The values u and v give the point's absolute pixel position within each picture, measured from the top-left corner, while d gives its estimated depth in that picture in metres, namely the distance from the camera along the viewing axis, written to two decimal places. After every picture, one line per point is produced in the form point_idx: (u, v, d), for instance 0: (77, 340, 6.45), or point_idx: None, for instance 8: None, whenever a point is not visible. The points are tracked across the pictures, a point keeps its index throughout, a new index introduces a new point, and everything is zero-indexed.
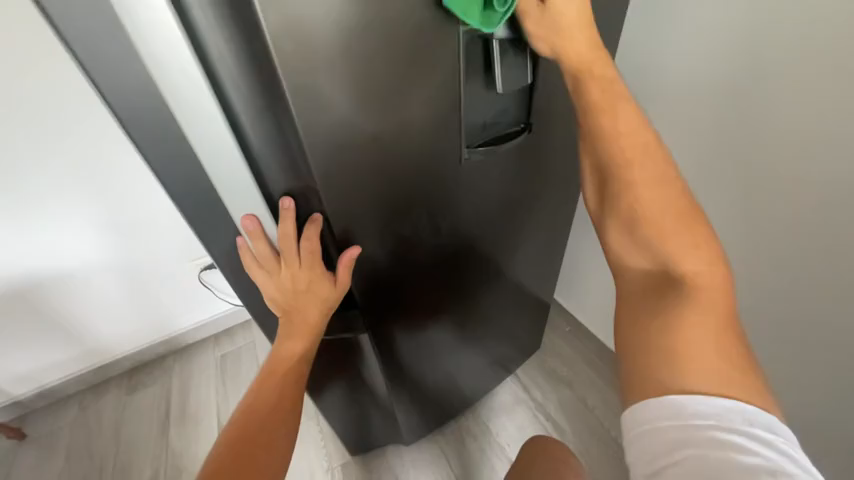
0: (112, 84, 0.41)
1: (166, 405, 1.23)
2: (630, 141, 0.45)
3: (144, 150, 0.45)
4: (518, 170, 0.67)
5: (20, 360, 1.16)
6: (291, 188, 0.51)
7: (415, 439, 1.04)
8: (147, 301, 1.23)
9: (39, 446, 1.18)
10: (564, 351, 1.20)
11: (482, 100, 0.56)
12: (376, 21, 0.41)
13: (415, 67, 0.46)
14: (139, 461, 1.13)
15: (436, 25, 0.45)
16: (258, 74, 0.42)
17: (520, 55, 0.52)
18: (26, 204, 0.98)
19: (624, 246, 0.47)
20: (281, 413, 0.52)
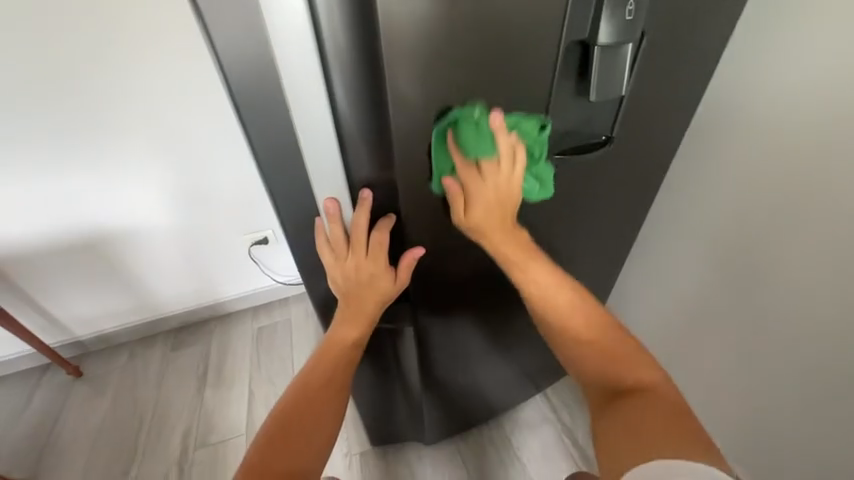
0: (236, 63, 0.42)
1: (205, 366, 1.30)
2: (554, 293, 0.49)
3: (248, 125, 0.47)
4: (591, 183, 0.66)
5: (84, 304, 1.26)
6: (374, 180, 0.53)
7: (436, 441, 1.03)
8: (202, 266, 1.31)
9: (91, 384, 1.28)
10: None
11: (571, 105, 0.55)
12: (485, 22, 0.43)
13: (511, 68, 0.48)
14: (175, 414, 1.20)
15: (544, 27, 0.46)
16: (370, 71, 0.44)
17: (616, 57, 0.48)
18: (109, 163, 1.07)
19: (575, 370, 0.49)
20: (330, 396, 0.52)
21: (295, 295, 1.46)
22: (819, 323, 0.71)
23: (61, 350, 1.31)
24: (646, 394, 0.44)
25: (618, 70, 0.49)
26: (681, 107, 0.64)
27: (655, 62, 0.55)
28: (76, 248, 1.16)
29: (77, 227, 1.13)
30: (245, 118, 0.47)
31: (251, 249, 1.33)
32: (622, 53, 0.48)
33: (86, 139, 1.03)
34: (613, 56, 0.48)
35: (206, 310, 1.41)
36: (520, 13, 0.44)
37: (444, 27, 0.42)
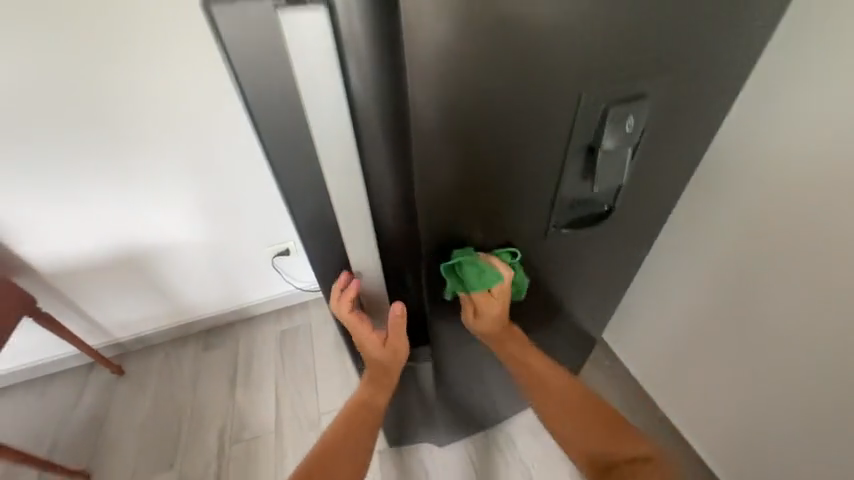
0: (270, 120, 0.46)
1: (234, 367, 1.42)
2: (543, 377, 0.68)
3: (280, 173, 0.50)
4: (593, 236, 0.74)
5: (124, 310, 1.37)
6: (399, 228, 0.56)
7: (448, 440, 1.14)
8: (230, 275, 1.41)
9: (132, 382, 1.40)
10: (598, 382, 1.23)
11: (578, 189, 0.62)
12: (506, 124, 0.49)
13: (527, 162, 0.55)
14: (209, 411, 1.32)
15: (557, 132, 0.53)
16: (395, 129, 0.46)
17: (619, 153, 0.57)
18: (142, 186, 1.13)
19: (568, 439, 0.63)
20: (351, 443, 0.62)
21: (315, 301, 1.56)
22: (802, 354, 0.76)
23: (103, 350, 1.43)
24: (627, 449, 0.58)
25: (618, 169, 0.59)
26: (680, 164, 0.70)
27: (654, 144, 0.62)
28: (113, 263, 1.23)
29: (111, 243, 1.19)
30: (278, 167, 0.50)
31: (274, 259, 1.42)
32: (623, 153, 0.57)
33: (120, 165, 1.09)
34: (615, 159, 0.57)
35: (233, 314, 1.52)
36: (537, 123, 0.51)
37: (465, 107, 0.45)
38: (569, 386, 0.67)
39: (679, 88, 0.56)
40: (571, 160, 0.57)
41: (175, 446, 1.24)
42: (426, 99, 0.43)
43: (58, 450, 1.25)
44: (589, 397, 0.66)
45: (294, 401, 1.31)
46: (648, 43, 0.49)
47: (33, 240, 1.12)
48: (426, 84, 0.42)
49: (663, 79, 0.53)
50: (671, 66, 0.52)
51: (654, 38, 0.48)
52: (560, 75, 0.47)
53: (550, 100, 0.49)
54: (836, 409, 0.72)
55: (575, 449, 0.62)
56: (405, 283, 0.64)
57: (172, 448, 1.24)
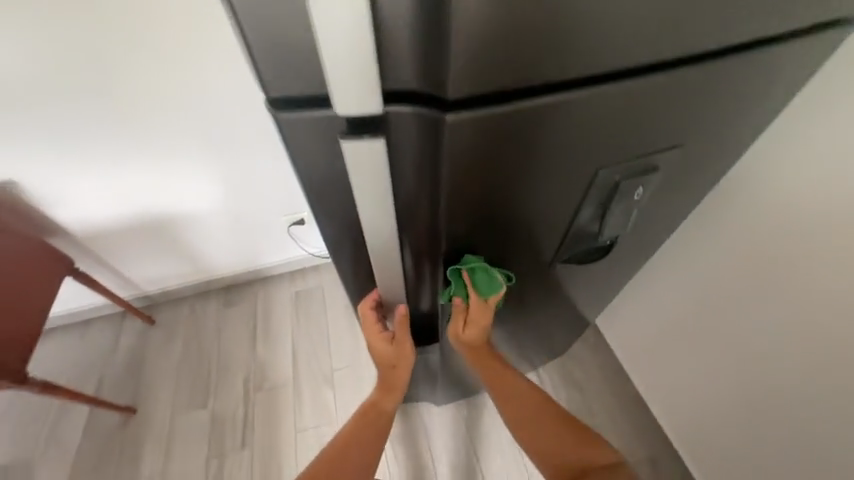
0: (307, 153, 0.48)
1: (254, 322, 1.55)
2: (515, 389, 0.74)
3: (315, 198, 0.54)
4: (589, 257, 0.83)
5: (152, 268, 1.47)
6: (424, 249, 0.62)
7: (446, 402, 1.28)
8: (249, 241, 1.49)
9: (162, 330, 1.54)
10: (585, 359, 1.36)
11: (585, 236, 0.70)
12: (532, 193, 0.56)
13: (546, 219, 0.62)
14: (233, 360, 1.47)
15: (576, 198, 0.60)
16: (431, 163, 0.48)
17: (627, 212, 0.64)
18: (165, 155, 1.16)
19: (537, 448, 0.69)
20: (356, 447, 0.67)
21: (327, 267, 1.66)
22: (774, 359, 0.84)
23: (133, 301, 1.56)
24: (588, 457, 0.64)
25: (623, 223, 0.66)
26: (689, 190, 0.73)
27: (663, 191, 0.68)
28: (139, 225, 1.30)
29: (139, 208, 1.25)
30: (313, 192, 0.53)
31: (290, 227, 1.48)
32: (629, 213, 0.65)
33: (144, 135, 1.11)
34: (621, 216, 0.65)
35: (251, 274, 1.63)
36: (560, 192, 0.58)
37: (501, 182, 0.52)
38: (540, 397, 0.73)
39: (688, 156, 0.62)
40: (583, 217, 0.64)
41: (205, 388, 1.40)
42: (463, 142, 0.46)
43: (103, 386, 1.41)
44: (558, 409, 0.72)
45: (310, 356, 1.46)
46: (667, 130, 0.54)
47: (67, 203, 1.19)
48: (463, 133, 0.44)
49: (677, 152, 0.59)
50: (684, 144, 0.58)
51: (673, 127, 0.54)
52: (584, 157, 0.53)
53: (572, 176, 0.55)
54: (791, 406, 0.83)
55: (543, 457, 0.68)
56: (424, 287, 0.72)
57: (202, 389, 1.40)
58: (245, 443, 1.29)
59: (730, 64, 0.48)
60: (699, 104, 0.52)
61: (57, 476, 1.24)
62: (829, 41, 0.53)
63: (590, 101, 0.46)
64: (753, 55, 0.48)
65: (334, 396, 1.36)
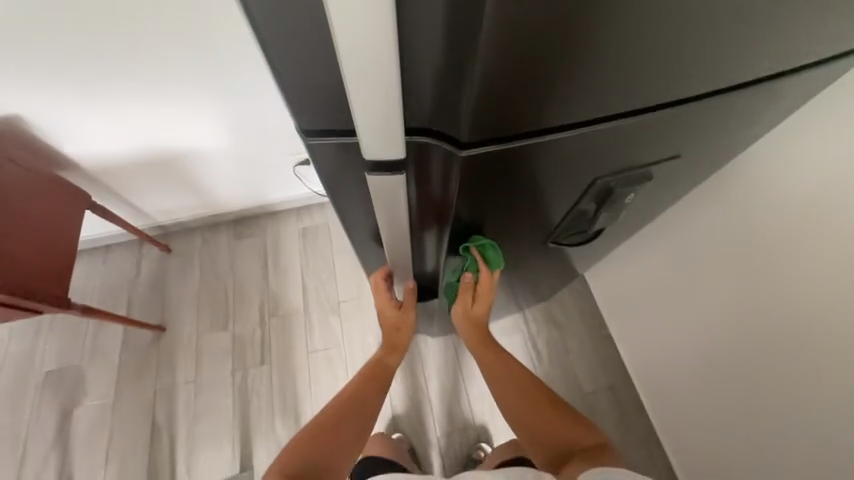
0: (304, 85, 0.47)
1: (265, 255, 1.65)
2: (514, 372, 0.86)
3: (316, 136, 0.54)
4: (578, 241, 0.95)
5: (162, 200, 1.51)
6: (435, 197, 0.65)
7: (440, 333, 1.44)
8: (256, 178, 1.51)
9: (179, 258, 1.65)
10: (568, 303, 1.50)
11: (577, 225, 0.84)
12: (545, 189, 0.68)
13: (550, 207, 0.75)
14: (248, 288, 1.60)
15: (578, 196, 0.73)
16: (447, 99, 0.48)
17: (613, 213, 0.79)
18: (167, 92, 1.13)
19: (530, 423, 0.80)
20: (361, 404, 0.79)
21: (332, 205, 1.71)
22: (734, 319, 0.95)
23: (149, 231, 1.64)
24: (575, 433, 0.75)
25: (611, 219, 0.80)
26: (690, 162, 0.76)
27: (656, 183, 0.79)
28: (147, 160, 1.31)
29: (147, 146, 1.26)
30: (312, 130, 0.53)
31: (296, 167, 1.50)
32: (615, 214, 0.79)
33: (142, 70, 1.06)
34: (611, 214, 0.79)
35: (259, 209, 1.68)
36: (568, 190, 0.70)
37: (524, 178, 0.63)
38: (535, 381, 0.84)
39: (674, 165, 0.73)
40: (578, 214, 0.78)
41: (225, 312, 1.56)
42: (487, 83, 0.45)
43: (132, 307, 1.56)
44: (550, 392, 0.83)
45: (318, 288, 1.59)
46: (649, 151, 0.66)
47: (75, 139, 1.19)
48: (491, 74, 0.44)
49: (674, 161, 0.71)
50: (665, 160, 0.70)
51: (654, 149, 0.66)
52: (580, 174, 0.66)
53: (569, 186, 0.68)
54: (739, 358, 0.96)
55: (534, 431, 0.79)
56: (429, 232, 0.75)
57: (223, 314, 1.56)
58: (265, 360, 1.48)
59: (700, 105, 0.59)
60: (676, 133, 0.63)
61: (106, 379, 1.44)
62: (792, 81, 0.62)
63: (584, 137, 0.58)
64: (721, 96, 0.59)
65: (341, 324, 1.53)
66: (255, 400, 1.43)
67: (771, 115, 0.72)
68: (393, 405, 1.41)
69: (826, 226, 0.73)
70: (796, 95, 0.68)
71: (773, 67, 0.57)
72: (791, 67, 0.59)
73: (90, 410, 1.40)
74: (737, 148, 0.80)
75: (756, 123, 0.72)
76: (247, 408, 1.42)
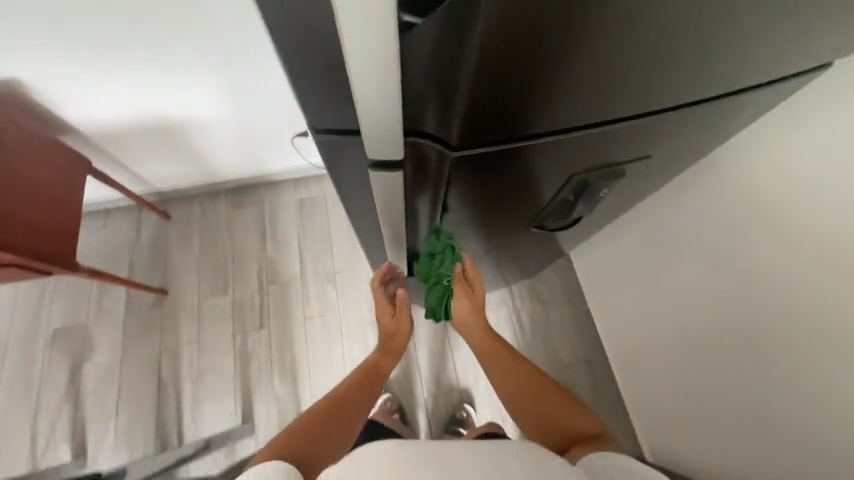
0: (308, 68, 0.45)
1: (263, 225, 1.69)
2: (511, 366, 0.86)
3: (316, 119, 0.52)
4: (560, 227, 1.01)
5: (160, 167, 1.53)
6: (430, 183, 0.67)
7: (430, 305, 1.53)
8: (254, 149, 1.53)
9: (178, 224, 1.68)
10: (552, 280, 1.58)
11: (557, 213, 0.91)
12: (530, 180, 0.74)
13: (533, 195, 0.82)
14: (246, 256, 1.66)
15: (559, 189, 0.80)
16: (446, 83, 0.48)
17: (588, 202, 0.87)
18: (165, 60, 1.12)
19: (530, 413, 0.79)
20: (354, 404, 0.79)
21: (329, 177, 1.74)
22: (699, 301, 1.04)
23: (147, 197, 1.66)
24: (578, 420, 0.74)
25: (587, 208, 0.90)
26: (666, 153, 0.81)
27: (633, 174, 0.86)
28: (146, 127, 1.32)
29: (146, 114, 1.27)
30: (312, 112, 0.51)
31: (294, 139, 1.51)
32: (591, 202, 0.88)
33: (140, 38, 1.05)
34: (586, 204, 0.88)
35: (257, 179, 1.71)
36: (551, 183, 0.77)
37: (512, 171, 0.70)
38: (533, 372, 0.84)
39: (647, 159, 0.81)
40: (559, 205, 0.86)
41: (225, 279, 1.62)
42: (484, 72, 0.45)
43: (134, 270, 1.62)
44: (548, 381, 0.82)
45: (315, 258, 1.65)
46: (623, 152, 0.74)
47: (74, 105, 1.19)
48: (488, 64, 0.44)
49: (647, 155, 0.79)
50: (635, 159, 0.78)
51: (627, 150, 0.74)
52: (561, 171, 0.73)
53: (552, 182, 0.76)
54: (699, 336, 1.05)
55: (536, 423, 0.77)
56: (423, 213, 0.79)
57: (223, 280, 1.62)
58: (264, 324, 1.57)
59: (668, 115, 0.66)
60: (646, 137, 0.71)
61: (112, 338, 1.52)
62: (749, 96, 0.70)
63: (566, 141, 0.64)
64: (686, 108, 0.67)
65: (336, 293, 1.60)
66: (255, 361, 1.52)
67: (745, 114, 0.77)
68: None
69: (786, 221, 0.79)
70: (755, 107, 0.76)
71: (734, 83, 0.64)
72: (748, 85, 0.67)
73: (98, 365, 1.49)
74: (705, 149, 0.88)
75: (721, 128, 0.79)
76: (247, 367, 1.51)
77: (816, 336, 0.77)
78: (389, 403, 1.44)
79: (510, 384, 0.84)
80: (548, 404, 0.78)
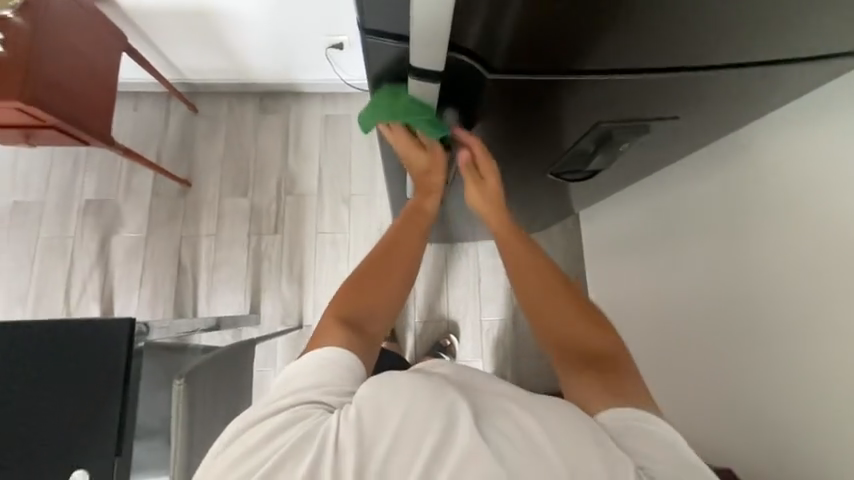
0: None
1: (287, 134, 1.71)
2: (535, 268, 0.67)
3: (366, 18, 0.52)
4: (577, 179, 1.02)
5: (194, 57, 1.52)
6: (461, 106, 0.69)
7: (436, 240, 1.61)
8: (286, 54, 1.50)
9: (206, 120, 1.71)
10: (557, 238, 1.63)
11: (575, 163, 0.92)
12: (554, 122, 0.75)
13: (555, 140, 0.82)
14: (269, 162, 1.70)
15: (581, 136, 0.80)
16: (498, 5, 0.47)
17: (606, 155, 0.88)
18: None
19: (550, 329, 0.64)
20: (381, 298, 0.64)
21: (357, 97, 1.72)
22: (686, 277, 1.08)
23: (178, 86, 1.68)
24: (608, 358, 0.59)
25: (604, 162, 0.91)
26: (697, 116, 0.80)
27: (663, 132, 0.86)
28: (184, 10, 1.29)
29: None
30: (363, 10, 0.51)
31: (328, 50, 1.47)
32: (611, 155, 0.89)
33: None
34: (605, 157, 0.89)
35: (286, 87, 1.70)
36: (575, 128, 0.77)
37: (540, 109, 0.70)
38: (564, 286, 0.66)
39: (677, 120, 0.81)
40: (577, 155, 0.88)
41: (246, 181, 1.69)
42: None
43: (161, 158, 1.68)
44: (578, 299, 0.65)
45: (333, 177, 1.69)
46: (651, 107, 0.74)
47: None
48: None
49: (677, 114, 0.78)
50: (661, 118, 0.78)
51: (657, 105, 0.73)
52: (588, 117, 0.73)
53: (575, 127, 0.76)
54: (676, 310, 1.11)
55: (555, 344, 0.63)
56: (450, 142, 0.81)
57: (244, 181, 1.69)
58: (278, 230, 1.66)
59: (703, 74, 0.66)
60: (677, 95, 0.71)
61: (139, 217, 1.64)
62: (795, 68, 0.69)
63: (599, 84, 0.65)
64: (723, 71, 0.67)
65: (348, 214, 1.67)
66: (266, 261, 1.64)
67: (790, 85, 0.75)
68: None
69: None
70: (785, 85, 0.76)
71: (777, 51, 0.64)
72: (785, 58, 0.67)
73: (125, 239, 1.62)
74: (729, 123, 0.88)
75: (750, 104, 0.80)
76: (258, 266, 1.63)
77: None
78: None
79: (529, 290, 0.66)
80: (575, 325, 0.62)
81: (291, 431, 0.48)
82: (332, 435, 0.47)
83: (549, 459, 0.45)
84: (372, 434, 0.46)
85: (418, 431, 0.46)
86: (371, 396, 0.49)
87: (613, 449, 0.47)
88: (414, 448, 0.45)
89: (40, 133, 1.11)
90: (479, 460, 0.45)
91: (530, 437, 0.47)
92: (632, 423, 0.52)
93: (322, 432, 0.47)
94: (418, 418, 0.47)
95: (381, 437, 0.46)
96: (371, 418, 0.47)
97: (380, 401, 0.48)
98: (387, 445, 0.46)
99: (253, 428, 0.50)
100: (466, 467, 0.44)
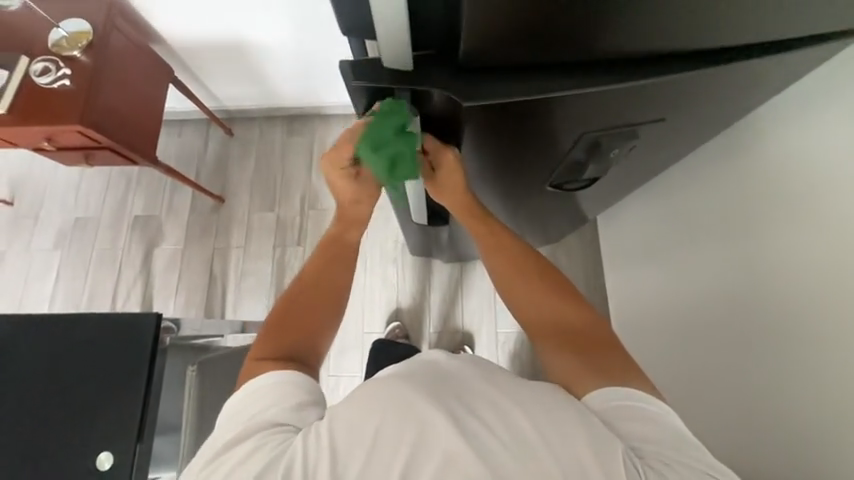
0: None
1: (311, 154, 1.83)
2: (507, 252, 0.70)
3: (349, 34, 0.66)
4: (580, 188, 1.02)
5: (230, 87, 1.69)
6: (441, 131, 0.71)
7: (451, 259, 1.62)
8: (311, 80, 1.63)
9: (240, 141, 1.87)
10: (574, 250, 1.60)
11: (571, 173, 0.93)
12: (545, 139, 0.77)
13: (547, 153, 0.84)
14: (294, 179, 1.82)
15: (571, 148, 0.81)
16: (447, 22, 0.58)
17: (601, 162, 0.89)
18: None
19: (524, 306, 0.66)
20: (304, 328, 0.64)
21: None
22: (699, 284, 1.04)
23: (217, 113, 1.86)
24: (588, 331, 0.61)
25: (598, 169, 0.93)
26: (693, 113, 0.80)
27: (662, 134, 0.86)
28: (222, 45, 1.46)
29: (223, 34, 1.41)
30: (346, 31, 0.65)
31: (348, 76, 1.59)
32: (607, 160, 0.89)
33: None
34: (598, 165, 0.90)
35: (311, 110, 1.83)
36: (566, 141, 0.79)
37: (530, 125, 0.72)
38: (539, 268, 0.68)
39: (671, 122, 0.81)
40: (572, 165, 0.89)
41: (273, 197, 1.81)
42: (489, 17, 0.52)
43: (200, 176, 1.84)
44: (554, 281, 0.66)
45: None
46: (640, 112, 0.74)
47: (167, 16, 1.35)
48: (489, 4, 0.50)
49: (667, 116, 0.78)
50: (652, 120, 0.78)
51: (644, 110, 0.74)
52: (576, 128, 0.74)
53: (563, 140, 0.78)
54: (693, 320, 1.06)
55: (532, 316, 0.65)
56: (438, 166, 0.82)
57: (271, 198, 1.81)
58: (301, 242, 1.75)
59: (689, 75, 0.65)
60: (663, 99, 0.71)
61: (178, 230, 1.79)
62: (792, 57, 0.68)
63: (579, 103, 0.67)
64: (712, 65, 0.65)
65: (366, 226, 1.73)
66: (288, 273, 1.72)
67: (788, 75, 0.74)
68: (399, 300, 1.66)
69: (811, 204, 0.76)
70: (786, 72, 0.74)
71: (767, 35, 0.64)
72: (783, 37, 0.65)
73: (166, 249, 1.78)
74: (731, 115, 0.87)
75: (746, 97, 0.79)
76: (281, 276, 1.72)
77: (796, 323, 0.76)
78: (397, 329, 1.59)
79: (502, 272, 0.69)
80: (548, 302, 0.65)
81: (260, 453, 0.47)
82: (300, 451, 0.46)
83: (533, 452, 0.44)
84: (343, 457, 0.45)
85: (391, 454, 0.45)
86: (341, 410, 0.48)
87: (600, 426, 0.47)
88: (393, 459, 0.44)
89: (98, 154, 1.27)
90: (459, 465, 0.44)
91: (516, 432, 0.46)
92: (621, 399, 0.52)
93: (286, 453, 0.46)
94: (392, 426, 0.46)
95: (353, 460, 0.45)
96: (344, 436, 0.46)
97: (350, 422, 0.47)
98: (360, 465, 0.44)
99: (214, 463, 0.49)
100: (450, 470, 0.43)
